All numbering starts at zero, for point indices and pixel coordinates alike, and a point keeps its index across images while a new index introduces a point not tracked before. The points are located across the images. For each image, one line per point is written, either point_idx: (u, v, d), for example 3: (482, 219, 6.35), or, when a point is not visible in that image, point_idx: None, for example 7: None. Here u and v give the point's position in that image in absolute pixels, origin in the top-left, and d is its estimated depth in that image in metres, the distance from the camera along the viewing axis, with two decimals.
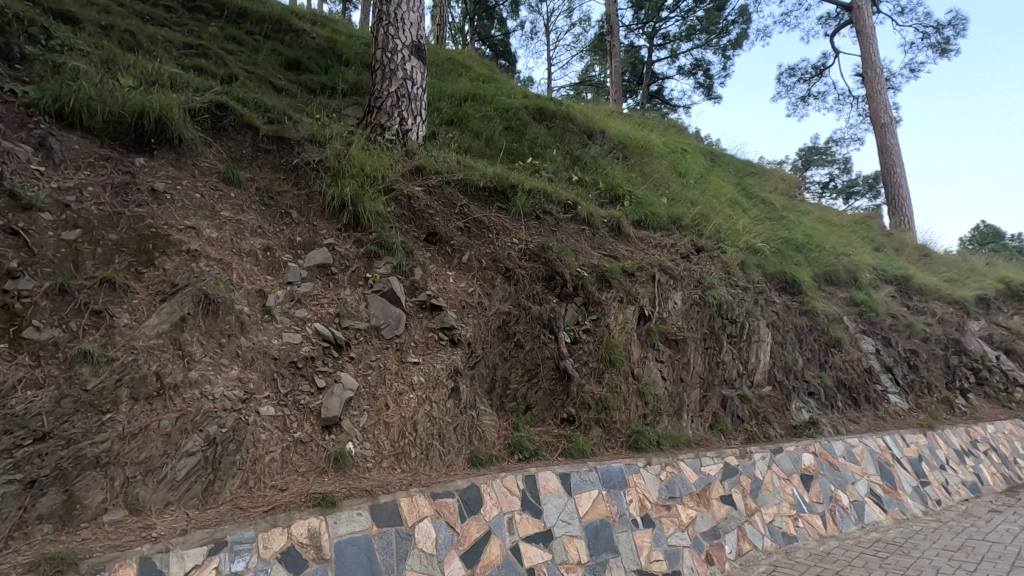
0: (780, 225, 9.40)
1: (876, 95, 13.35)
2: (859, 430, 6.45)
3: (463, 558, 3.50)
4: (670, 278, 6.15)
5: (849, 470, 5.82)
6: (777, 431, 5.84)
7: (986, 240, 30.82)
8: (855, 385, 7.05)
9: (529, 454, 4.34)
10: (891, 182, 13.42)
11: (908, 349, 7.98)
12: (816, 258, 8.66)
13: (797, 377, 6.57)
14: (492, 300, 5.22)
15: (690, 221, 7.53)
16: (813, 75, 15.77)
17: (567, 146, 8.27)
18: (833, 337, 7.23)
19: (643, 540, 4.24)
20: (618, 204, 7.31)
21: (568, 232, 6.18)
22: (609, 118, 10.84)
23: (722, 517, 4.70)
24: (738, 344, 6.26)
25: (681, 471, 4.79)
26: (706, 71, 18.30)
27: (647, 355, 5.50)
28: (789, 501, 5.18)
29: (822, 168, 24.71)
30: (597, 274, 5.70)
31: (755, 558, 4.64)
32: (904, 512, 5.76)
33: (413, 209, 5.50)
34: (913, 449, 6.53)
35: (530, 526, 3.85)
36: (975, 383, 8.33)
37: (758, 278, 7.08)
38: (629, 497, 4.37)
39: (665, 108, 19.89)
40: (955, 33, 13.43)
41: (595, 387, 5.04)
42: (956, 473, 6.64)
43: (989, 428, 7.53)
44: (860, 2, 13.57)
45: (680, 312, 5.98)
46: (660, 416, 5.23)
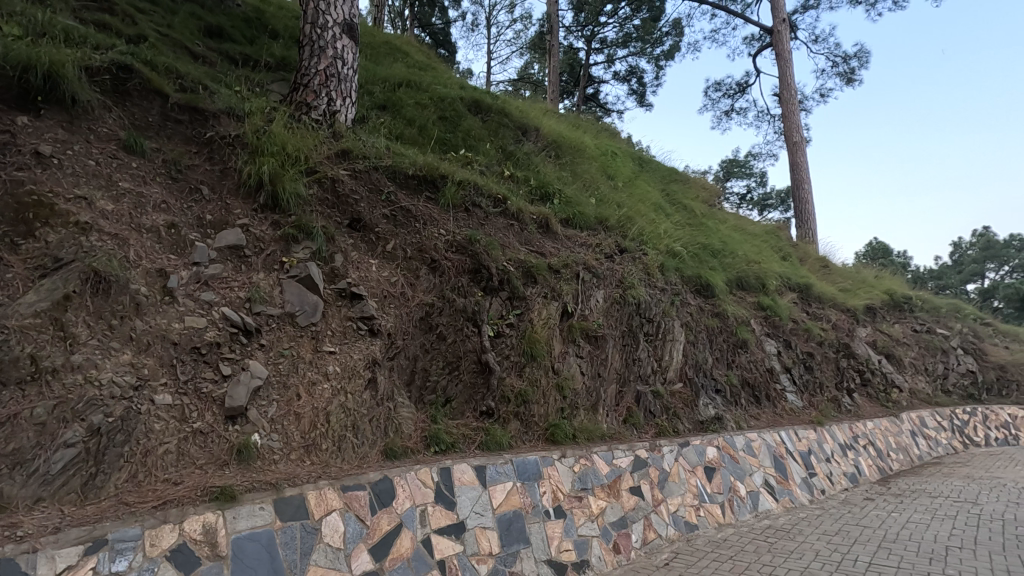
0: (699, 231, 9.91)
1: (791, 115, 14.34)
2: (759, 425, 6.93)
3: (372, 552, 3.43)
4: (594, 276, 6.32)
5: (748, 462, 6.24)
6: (686, 426, 6.15)
7: (877, 255, 34.03)
8: (757, 383, 7.57)
9: (445, 446, 4.32)
10: (800, 198, 14.47)
11: (805, 352, 8.68)
12: (729, 264, 9.20)
13: (706, 374, 6.96)
14: (415, 291, 5.15)
15: (616, 222, 7.78)
16: (736, 91, 16.73)
17: (501, 140, 8.28)
18: (740, 338, 7.72)
19: (554, 530, 4.33)
20: (548, 201, 7.42)
21: (496, 226, 6.19)
22: (544, 117, 10.97)
23: (630, 507, 4.90)
24: (654, 342, 6.55)
25: (594, 464, 4.93)
26: (640, 79, 18.90)
27: (568, 351, 5.63)
28: (692, 492, 5.48)
29: (741, 180, 26.27)
30: (522, 269, 5.75)
31: (659, 546, 4.87)
32: (793, 501, 6.26)
33: (337, 193, 5.31)
34: (804, 443, 7.09)
35: (442, 519, 3.83)
36: (859, 384, 9.20)
37: (676, 281, 7.42)
38: (542, 489, 4.45)
39: (600, 111, 20.38)
40: (860, 65, 14.71)
41: (516, 381, 5.10)
42: (839, 465, 7.29)
43: (868, 425, 8.33)
44: (781, 27, 14.51)
45: (601, 310, 6.15)
46: (577, 410, 5.37)
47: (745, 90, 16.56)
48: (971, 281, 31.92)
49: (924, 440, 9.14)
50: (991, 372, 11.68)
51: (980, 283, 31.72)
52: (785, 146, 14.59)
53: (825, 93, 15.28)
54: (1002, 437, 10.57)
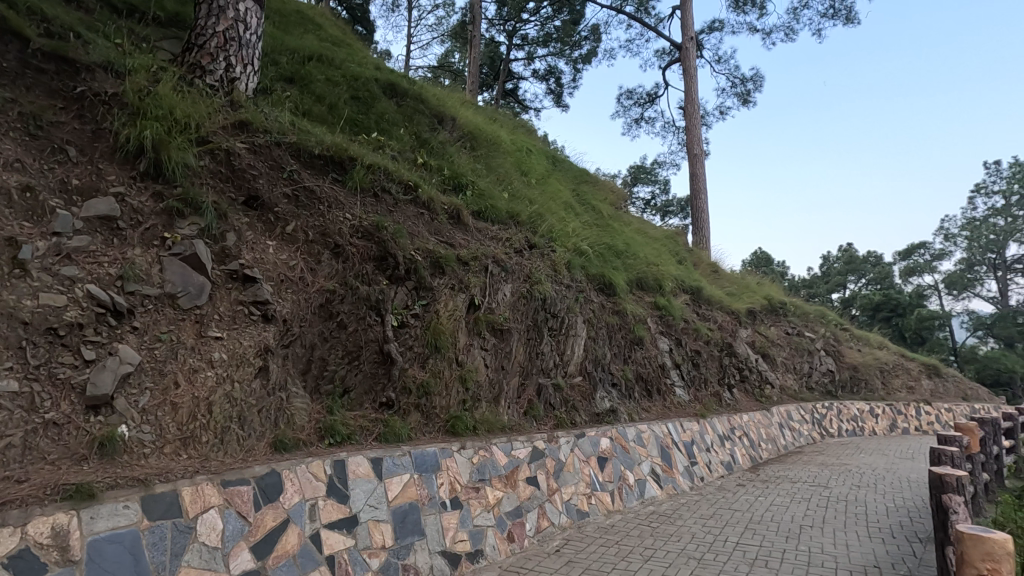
0: (605, 232, 10.32)
1: (693, 128, 15.32)
2: (649, 417, 7.37)
3: (254, 550, 3.23)
4: (502, 270, 6.38)
5: (637, 452, 6.62)
6: (582, 418, 6.40)
7: (760, 264, 37.33)
8: (650, 378, 8.05)
9: (341, 438, 4.16)
10: (697, 206, 15.53)
11: (693, 350, 9.36)
12: (631, 265, 9.67)
13: (604, 369, 7.28)
14: (315, 276, 4.91)
15: (527, 218, 7.90)
16: (646, 100, 17.58)
17: (415, 127, 8.10)
18: (637, 336, 8.16)
19: (449, 521, 4.33)
20: (460, 193, 7.37)
21: (406, 215, 6.07)
22: (462, 107, 10.87)
23: (525, 497, 5.03)
24: (557, 337, 6.74)
25: (493, 455, 4.98)
26: (558, 79, 19.27)
27: (473, 343, 5.65)
28: (585, 481, 5.72)
29: (646, 186, 27.67)
30: (430, 259, 5.67)
31: (551, 533, 5.05)
32: (675, 488, 6.74)
33: (232, 166, 4.93)
34: (688, 434, 7.64)
35: (333, 513, 3.69)
36: (738, 380, 10.08)
37: (581, 278, 7.68)
38: (439, 480, 4.43)
39: (518, 107, 20.54)
40: (754, 88, 16.02)
41: (418, 372, 5.04)
42: (717, 454, 7.95)
43: (744, 417, 9.16)
44: (689, 44, 15.43)
45: (508, 304, 6.22)
46: (479, 402, 5.41)
47: (654, 101, 17.45)
48: (835, 290, 35.99)
49: (789, 431, 10.19)
50: (845, 372, 13.27)
51: (842, 292, 35.86)
52: (686, 157, 15.55)
53: (723, 110, 16.49)
54: (851, 428, 12.06)
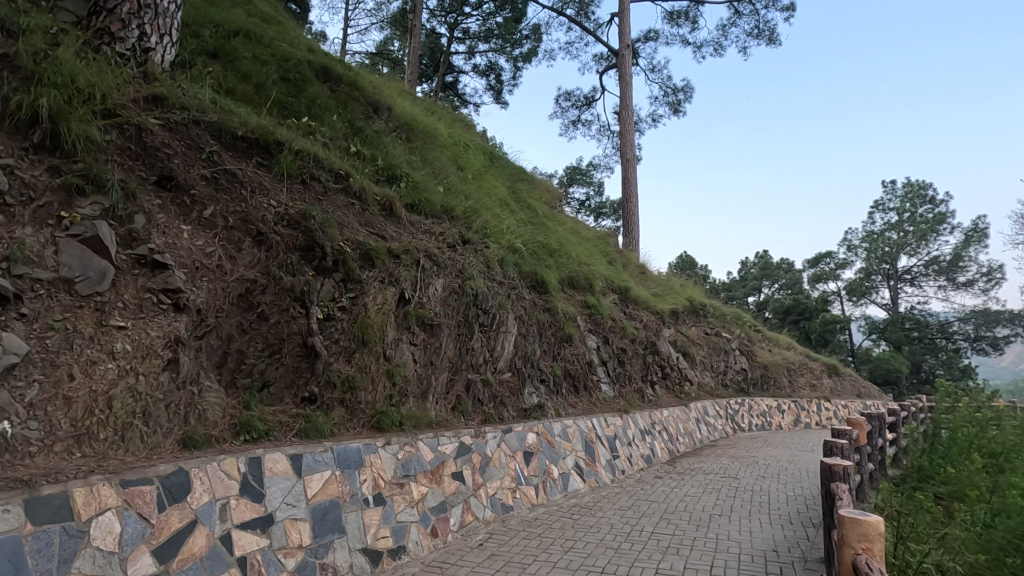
0: (539, 230, 10.47)
1: (627, 133, 15.81)
2: (575, 413, 7.57)
3: (156, 554, 3.03)
4: (434, 264, 6.32)
5: (563, 447, 6.78)
6: (510, 413, 6.48)
7: (685, 266, 39.14)
8: (578, 374, 8.26)
9: (258, 435, 3.97)
10: (628, 209, 16.06)
11: (619, 348, 9.69)
12: (563, 263, 9.87)
13: (533, 365, 7.40)
14: (235, 265, 4.66)
15: (461, 213, 7.87)
16: (583, 103, 17.95)
17: (349, 114, 7.85)
18: (566, 333, 8.35)
19: (371, 518, 4.25)
20: (394, 184, 7.24)
21: (335, 204, 5.89)
22: (399, 97, 10.65)
23: (451, 492, 5.03)
24: (488, 333, 6.78)
25: (419, 451, 4.93)
26: (498, 76, 19.26)
27: (402, 338, 5.57)
28: (510, 476, 5.81)
29: (581, 187, 28.26)
30: (360, 251, 5.53)
31: (475, 528, 5.09)
32: (597, 481, 6.97)
33: (143, 144, 4.58)
34: (612, 429, 7.92)
35: (247, 512, 3.52)
36: (660, 377, 10.54)
37: (513, 276, 7.75)
38: (362, 477, 4.34)
39: (457, 101, 20.37)
40: (685, 98, 16.76)
41: (343, 367, 4.91)
42: (638, 448, 8.29)
43: (664, 413, 9.60)
44: (625, 51, 15.90)
45: (439, 298, 6.18)
46: (406, 397, 5.34)
47: (591, 104, 17.85)
48: (751, 294, 38.36)
49: (704, 426, 10.79)
50: (757, 370, 14.21)
51: (757, 296, 38.29)
52: (620, 161, 16.03)
53: (656, 118, 17.14)
54: (760, 422, 12.93)
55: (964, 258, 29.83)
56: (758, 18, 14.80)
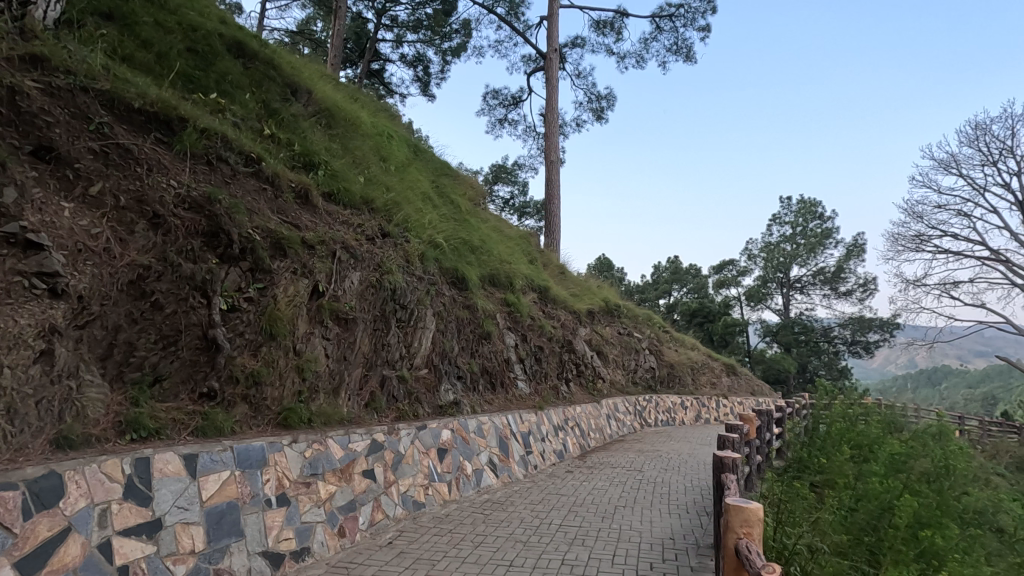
0: (462, 226, 10.43)
1: (552, 136, 16.12)
2: (491, 409, 7.63)
3: (19, 566, 2.71)
4: (351, 257, 6.13)
5: (477, 443, 6.83)
6: (425, 410, 6.43)
7: (603, 268, 40.56)
8: (495, 371, 8.34)
9: (147, 434, 3.66)
10: (550, 210, 16.39)
11: (537, 346, 9.89)
12: (485, 261, 9.90)
13: (450, 361, 7.38)
14: (126, 248, 4.26)
15: (382, 205, 7.69)
16: (511, 103, 18.09)
17: (263, 94, 7.42)
18: (485, 330, 8.40)
19: (274, 520, 4.06)
20: (310, 171, 6.93)
21: (244, 188, 5.55)
22: (320, 81, 10.21)
23: (360, 490, 4.91)
24: (405, 329, 6.68)
25: (328, 448, 4.77)
26: (425, 68, 18.95)
27: (314, 332, 5.36)
28: (423, 473, 5.77)
29: (505, 186, 28.43)
30: (271, 240, 5.25)
31: (385, 526, 5.01)
32: (510, 476, 7.09)
33: (17, 108, 4.06)
34: (526, 425, 8.07)
35: (132, 517, 3.24)
36: (574, 375, 10.87)
37: (433, 271, 7.69)
38: (265, 477, 4.13)
39: (382, 89, 19.81)
40: (607, 106, 17.37)
41: (248, 361, 4.65)
42: (551, 443, 8.51)
43: (577, 409, 9.91)
44: (553, 55, 16.20)
45: (355, 292, 6.00)
46: (316, 393, 5.15)
47: (518, 104, 18.03)
48: (662, 296, 40.45)
49: (614, 422, 11.26)
50: (664, 369, 15.02)
51: (667, 299, 40.44)
52: (544, 162, 16.32)
53: (580, 123, 17.63)
54: (665, 418, 13.70)
55: (845, 270, 33.15)
56: (677, 35, 15.60)
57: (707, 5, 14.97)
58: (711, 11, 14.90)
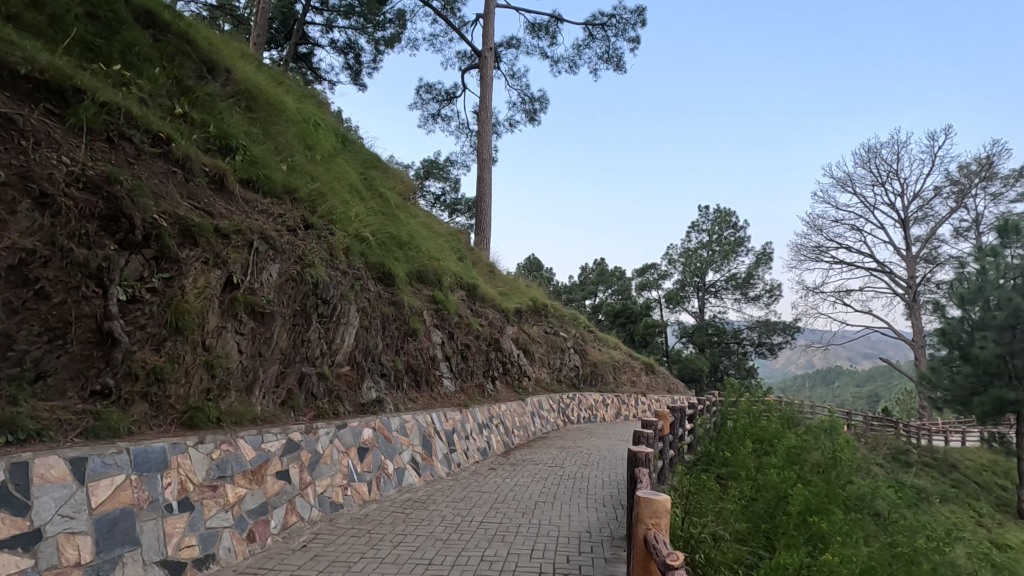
0: (390, 221, 10.21)
1: (485, 134, 16.12)
2: (415, 407, 7.54)
3: None
4: (269, 248, 5.83)
5: (400, 441, 6.72)
6: (346, 408, 6.25)
7: (532, 267, 41.11)
8: (420, 369, 8.24)
9: (26, 436, 3.30)
10: (481, 208, 16.40)
11: (463, 344, 9.88)
12: (413, 257, 9.75)
13: (374, 359, 7.21)
14: (6, 230, 3.82)
15: (305, 195, 7.38)
16: (444, 98, 17.92)
17: (176, 70, 6.90)
18: (411, 327, 8.29)
19: (174, 526, 3.79)
20: (227, 156, 6.53)
21: (151, 169, 5.13)
22: (241, 60, 9.63)
23: (273, 493, 4.69)
24: (327, 324, 6.44)
25: (239, 449, 4.52)
26: (357, 56, 18.35)
27: (226, 326, 5.06)
28: (342, 472, 5.61)
29: (437, 182, 28.09)
30: (180, 226, 4.89)
31: (299, 529, 4.82)
32: (432, 474, 7.04)
33: None
34: (451, 422, 8.03)
35: (4, 529, 2.91)
36: (500, 373, 10.96)
37: (359, 266, 7.48)
38: (166, 480, 3.84)
39: (310, 75, 18.98)
40: (540, 108, 17.62)
41: (150, 356, 4.32)
42: (475, 441, 8.53)
43: (502, 407, 10.00)
44: (488, 54, 16.20)
45: (273, 285, 5.71)
46: (227, 391, 4.87)
47: (452, 100, 17.89)
48: (588, 297, 41.59)
49: (538, 419, 11.47)
50: (587, 367, 15.47)
51: (593, 299, 41.64)
52: (476, 160, 16.30)
53: (513, 123, 17.76)
54: (587, 415, 14.11)
55: (755, 276, 35.57)
56: (608, 44, 16.09)
57: (637, 18, 15.54)
58: (641, 23, 15.48)
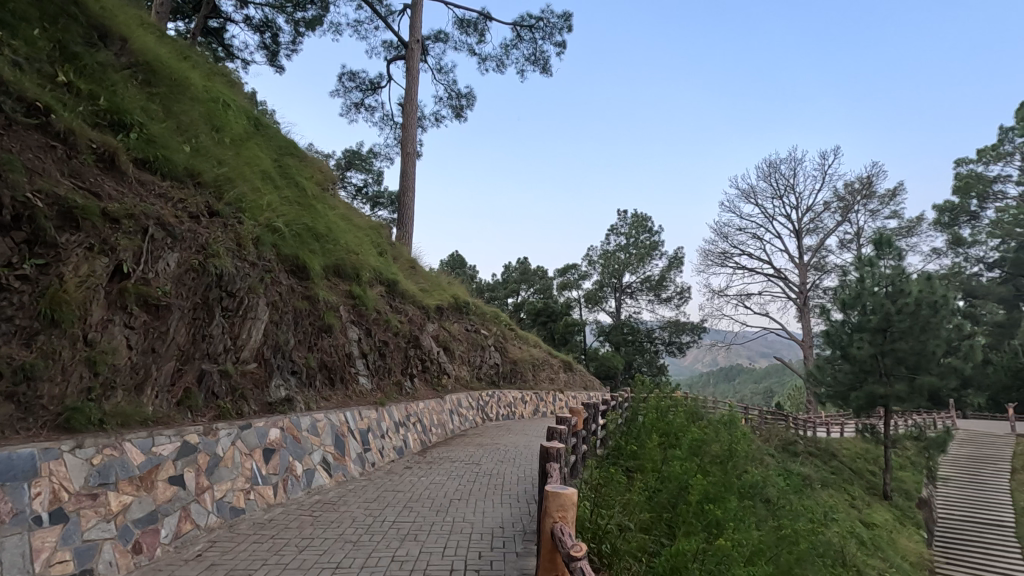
0: (306, 212, 9.75)
1: (410, 127, 15.81)
2: (328, 406, 7.27)
3: None
4: (167, 235, 5.39)
5: (309, 442, 6.44)
6: (250, 408, 5.90)
7: (456, 264, 40.86)
8: (334, 366, 7.95)
9: None
10: (404, 203, 16.08)
11: (381, 341, 9.65)
12: (330, 250, 9.37)
13: (284, 356, 6.87)
14: None
15: (210, 179, 6.88)
16: (368, 87, 17.38)
17: (59, 33, 6.20)
18: (326, 323, 7.98)
19: (44, 540, 3.39)
20: (119, 132, 5.96)
21: (25, 142, 4.58)
22: (140, 29, 8.82)
23: (164, 500, 4.34)
24: (232, 319, 6.05)
25: (124, 454, 4.13)
26: (274, 36, 17.35)
27: (113, 319, 4.62)
28: (244, 476, 5.30)
29: (358, 173, 27.16)
30: (59, 208, 4.40)
31: (194, 537, 4.50)
32: (344, 475, 6.82)
33: None
34: (366, 421, 7.82)
35: None
36: (419, 371, 10.82)
37: (269, 257, 7.09)
38: (35, 490, 3.43)
39: (221, 51, 17.70)
40: (467, 104, 17.55)
41: (18, 352, 3.86)
42: (391, 439, 8.36)
43: (420, 405, 9.87)
44: (414, 45, 15.90)
45: (170, 275, 5.28)
46: (112, 390, 4.44)
47: (376, 90, 17.39)
48: (510, 295, 41.95)
49: (457, 416, 11.45)
50: (507, 365, 15.63)
51: (515, 298, 42.06)
52: (400, 154, 15.95)
53: (439, 118, 17.57)
54: (506, 412, 14.27)
55: (667, 279, 37.48)
56: (535, 46, 16.32)
57: (564, 23, 15.88)
58: (567, 29, 15.83)
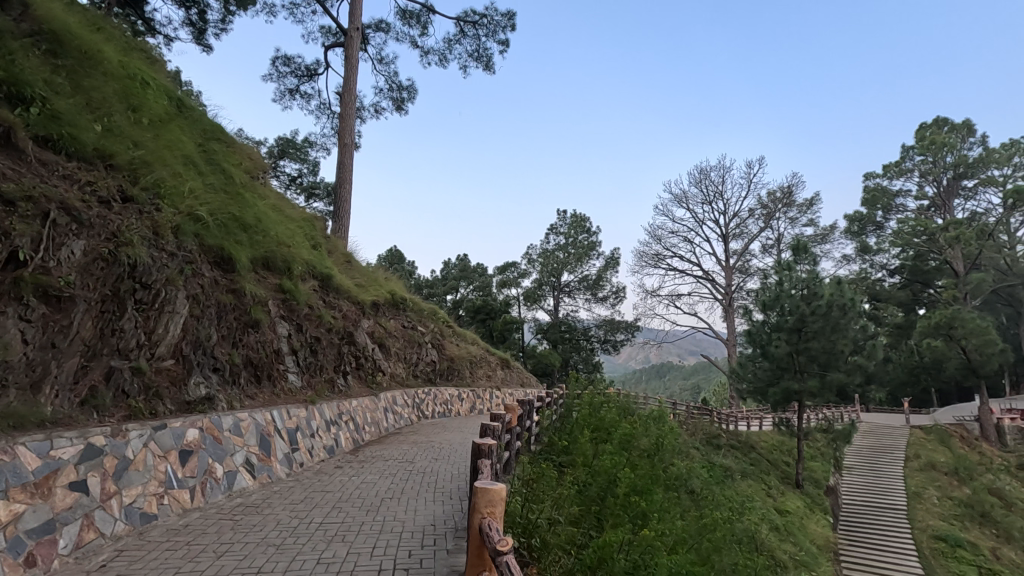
0: (233, 200, 9.27)
1: (347, 117, 15.35)
2: (253, 404, 6.95)
3: None
4: (72, 221, 4.96)
5: (231, 442, 6.13)
6: (166, 408, 5.54)
7: (394, 260, 40.07)
8: (261, 364, 7.61)
9: None
10: (340, 196, 15.60)
11: (313, 337, 9.33)
12: (259, 241, 8.95)
13: (205, 352, 6.50)
14: None
15: (125, 162, 6.40)
16: (304, 74, 16.72)
17: None
18: (252, 318, 7.62)
19: None
20: (17, 106, 5.44)
21: None
22: None
23: (63, 508, 4.00)
24: (146, 313, 5.66)
25: (17, 458, 3.77)
26: (201, 12, 16.34)
27: (5, 312, 4.20)
28: (157, 479, 4.97)
29: (292, 162, 26.05)
30: None
31: (98, 547, 4.17)
32: (269, 477, 6.54)
33: None
34: (294, 420, 7.54)
35: None
36: (352, 368, 10.54)
37: (191, 247, 6.69)
38: None
39: (140, 25, 16.47)
40: (408, 97, 17.24)
41: None
42: (321, 439, 8.10)
43: (352, 403, 9.62)
44: (353, 33, 15.44)
45: (75, 264, 4.87)
46: (3, 389, 4.05)
47: (312, 77, 16.77)
48: (449, 292, 41.62)
49: (391, 414, 11.25)
50: (444, 362, 15.52)
51: (454, 295, 41.77)
52: (337, 145, 15.45)
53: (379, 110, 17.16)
54: (442, 410, 14.16)
55: (604, 278, 38.44)
56: (478, 42, 16.26)
57: (507, 21, 15.91)
58: (510, 27, 15.88)
